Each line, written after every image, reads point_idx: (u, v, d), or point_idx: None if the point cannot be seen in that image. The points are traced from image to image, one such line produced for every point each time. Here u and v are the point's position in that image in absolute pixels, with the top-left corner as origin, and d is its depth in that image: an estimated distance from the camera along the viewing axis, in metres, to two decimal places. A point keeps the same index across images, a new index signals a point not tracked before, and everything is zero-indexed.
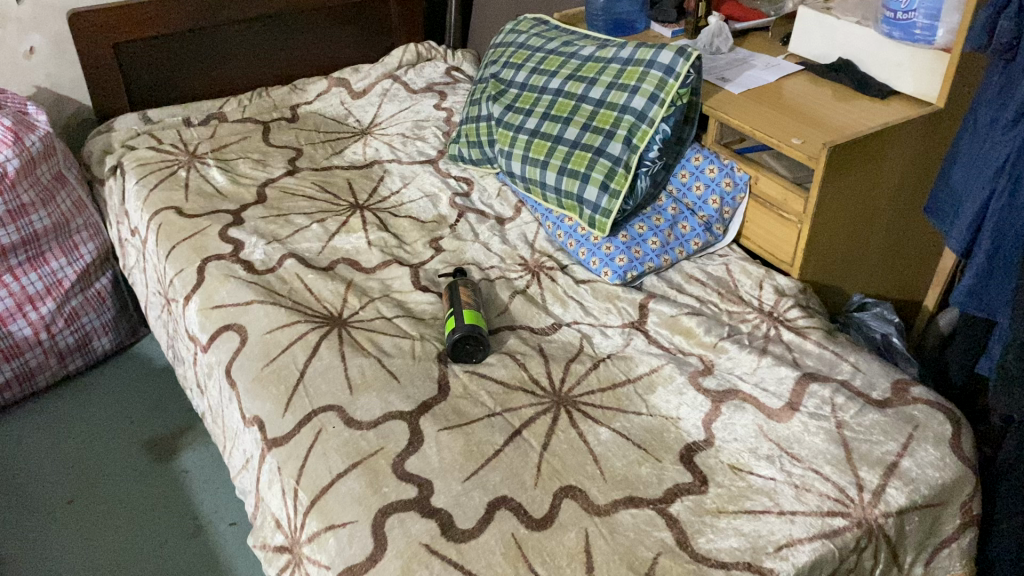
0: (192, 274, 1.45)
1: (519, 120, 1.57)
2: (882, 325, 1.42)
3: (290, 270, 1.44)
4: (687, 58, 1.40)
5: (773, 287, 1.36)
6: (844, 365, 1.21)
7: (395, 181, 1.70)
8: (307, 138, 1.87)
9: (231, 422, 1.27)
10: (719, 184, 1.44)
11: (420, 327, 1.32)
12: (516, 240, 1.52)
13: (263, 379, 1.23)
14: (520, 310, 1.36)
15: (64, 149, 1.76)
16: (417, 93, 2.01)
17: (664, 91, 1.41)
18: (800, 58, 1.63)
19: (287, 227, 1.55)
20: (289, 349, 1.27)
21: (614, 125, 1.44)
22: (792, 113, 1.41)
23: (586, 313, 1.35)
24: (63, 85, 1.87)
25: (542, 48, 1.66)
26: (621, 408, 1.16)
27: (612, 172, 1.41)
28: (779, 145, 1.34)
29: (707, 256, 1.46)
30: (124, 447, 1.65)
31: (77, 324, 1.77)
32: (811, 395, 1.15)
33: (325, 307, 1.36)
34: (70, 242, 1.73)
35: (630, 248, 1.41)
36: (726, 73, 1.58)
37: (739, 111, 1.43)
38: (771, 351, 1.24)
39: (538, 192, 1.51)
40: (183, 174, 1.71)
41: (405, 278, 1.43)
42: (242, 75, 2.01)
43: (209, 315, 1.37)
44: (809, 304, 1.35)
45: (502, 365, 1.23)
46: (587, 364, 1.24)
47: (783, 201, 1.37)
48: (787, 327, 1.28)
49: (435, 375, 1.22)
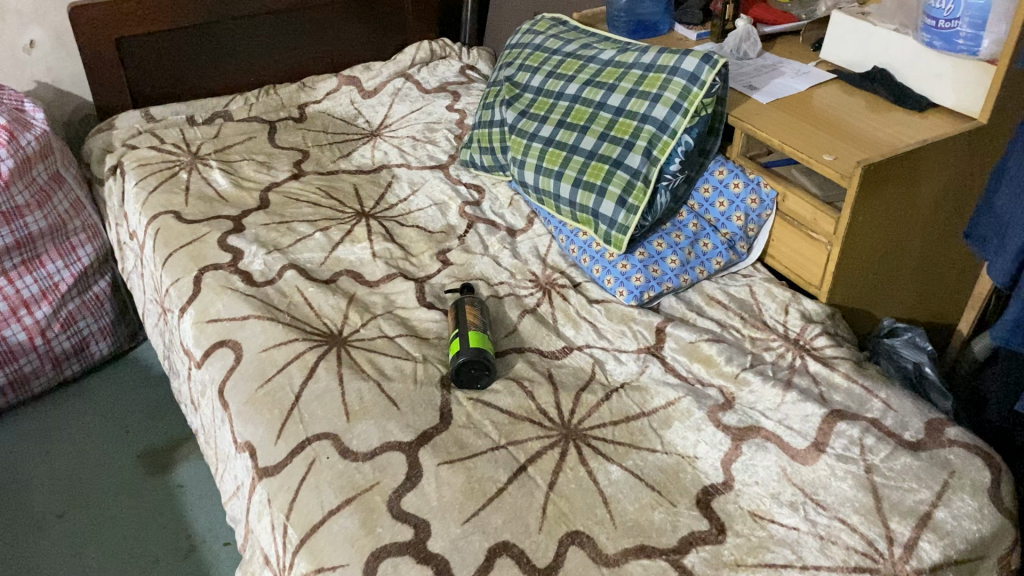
0: (188, 284, 1.39)
1: (533, 127, 1.49)
2: (914, 352, 1.32)
3: (290, 282, 1.37)
4: (713, 66, 1.31)
5: (799, 312, 1.28)
6: (874, 402, 1.13)
7: (404, 188, 1.63)
8: (314, 139, 1.80)
9: (223, 445, 1.21)
10: (744, 201, 1.36)
11: (424, 348, 1.25)
12: (527, 254, 1.45)
13: (257, 402, 1.17)
14: (530, 331, 1.28)
15: (63, 148, 1.71)
16: (430, 93, 1.94)
17: (688, 100, 1.33)
18: (832, 66, 1.54)
19: (289, 235, 1.48)
20: (285, 369, 1.20)
21: (633, 134, 1.37)
22: (823, 126, 1.33)
23: (599, 336, 1.28)
24: (64, 81, 1.82)
25: (560, 51, 1.58)
26: (634, 444, 1.08)
27: (630, 186, 1.33)
28: (810, 161, 1.25)
29: (729, 276, 1.38)
30: (119, 458, 1.60)
31: (74, 329, 1.71)
32: (839, 434, 1.07)
33: (324, 324, 1.29)
34: (67, 244, 1.68)
35: (647, 267, 1.33)
36: (754, 80, 1.49)
37: (767, 122, 1.35)
38: (796, 384, 1.16)
39: (552, 204, 1.44)
40: (184, 176, 1.65)
41: (409, 294, 1.36)
42: (251, 72, 1.95)
43: (204, 330, 1.31)
44: (837, 331, 1.27)
45: (509, 393, 1.16)
46: (599, 394, 1.16)
47: (813, 221, 1.29)
48: (814, 357, 1.20)
49: (438, 402, 1.15)
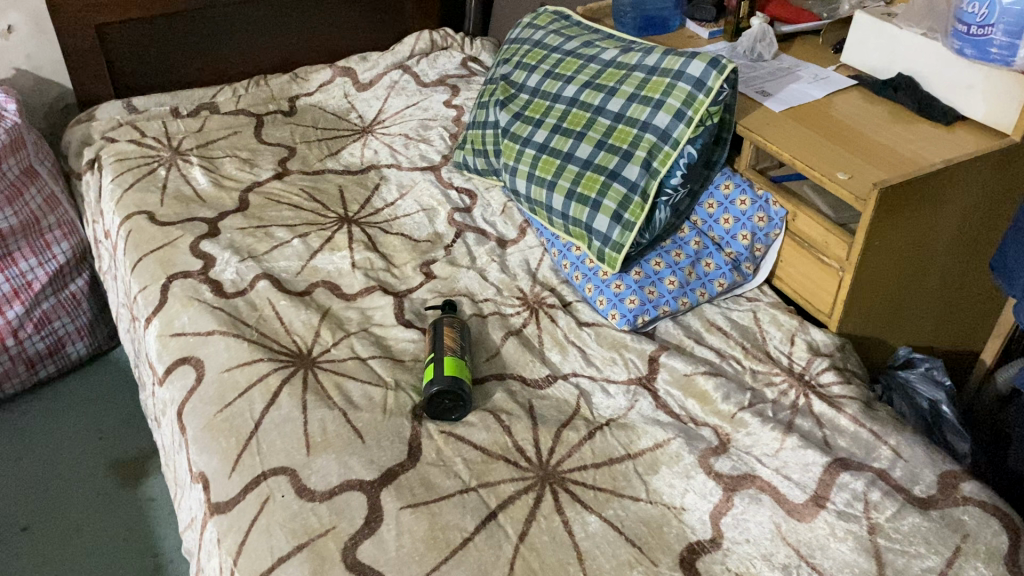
0: (155, 292, 1.31)
1: (528, 131, 1.39)
2: (930, 389, 1.23)
3: (262, 294, 1.28)
4: (720, 71, 1.21)
5: (806, 343, 1.18)
6: (882, 450, 1.03)
7: (392, 191, 1.54)
8: (302, 135, 1.71)
9: (181, 471, 1.13)
10: (750, 219, 1.26)
11: (397, 372, 1.16)
12: (517, 268, 1.36)
13: (214, 428, 1.09)
14: (513, 355, 1.19)
15: (37, 140, 1.64)
16: (428, 86, 1.84)
17: (692, 108, 1.22)
18: (854, 70, 1.43)
19: (265, 241, 1.40)
20: (247, 393, 1.12)
21: (632, 144, 1.26)
22: (840, 141, 1.22)
23: (588, 363, 1.18)
24: (44, 68, 1.74)
25: (560, 48, 1.47)
26: (616, 491, 0.99)
27: (627, 200, 1.23)
28: (822, 180, 1.15)
29: (732, 299, 1.28)
30: (89, 467, 1.54)
31: (49, 329, 1.65)
32: (841, 488, 0.97)
33: (293, 343, 1.20)
34: (40, 241, 1.61)
35: (642, 288, 1.23)
36: (767, 86, 1.38)
37: (778, 134, 1.24)
38: (798, 427, 1.06)
39: (544, 215, 1.34)
40: (162, 173, 1.57)
41: (387, 310, 1.27)
42: (240, 62, 1.86)
43: (167, 344, 1.23)
44: (847, 366, 1.17)
45: (484, 428, 1.07)
46: (581, 431, 1.07)
47: (824, 243, 1.19)
48: (818, 396, 1.10)
49: (406, 435, 1.07)
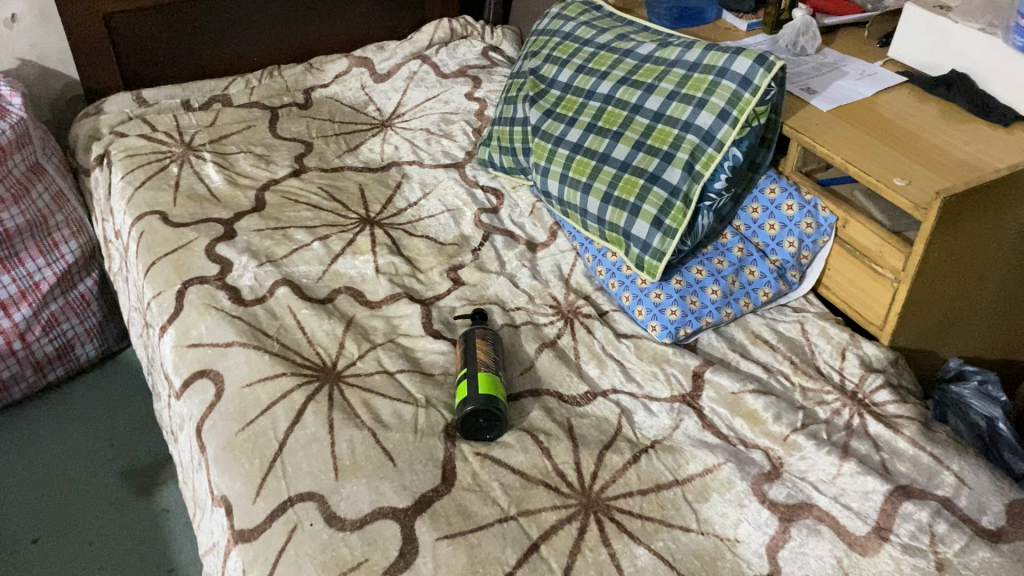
0: (170, 299, 1.24)
1: (560, 130, 1.32)
2: (986, 406, 1.14)
3: (282, 302, 1.22)
4: (769, 69, 1.14)
5: (858, 358, 1.12)
6: (945, 476, 0.97)
7: (415, 190, 1.47)
8: (318, 129, 1.65)
9: (201, 491, 1.08)
10: (798, 225, 1.19)
11: (427, 388, 1.10)
12: (548, 274, 1.29)
13: (236, 448, 1.03)
14: (548, 369, 1.13)
15: (44, 135, 1.57)
16: (448, 77, 1.78)
17: (738, 108, 1.16)
18: (902, 66, 1.36)
19: (284, 244, 1.34)
20: (270, 410, 1.06)
21: (673, 145, 1.19)
22: (894, 143, 1.15)
23: (628, 378, 1.12)
24: (49, 58, 1.66)
25: (592, 41, 1.40)
26: (665, 520, 0.93)
27: (668, 205, 1.17)
28: (878, 186, 1.09)
29: (777, 309, 1.22)
30: (100, 476, 1.48)
31: (57, 331, 1.59)
32: (904, 519, 0.92)
33: (317, 356, 1.14)
34: (48, 240, 1.55)
35: (684, 298, 1.17)
36: (813, 83, 1.31)
37: (828, 136, 1.18)
38: (854, 451, 1.00)
39: (577, 219, 1.27)
40: (175, 170, 1.50)
41: (415, 319, 1.21)
42: (252, 51, 1.79)
43: (184, 356, 1.17)
44: (901, 382, 1.11)
45: (522, 450, 1.01)
46: (625, 454, 1.01)
47: (877, 253, 1.12)
48: (874, 417, 1.04)
49: (440, 457, 1.01)
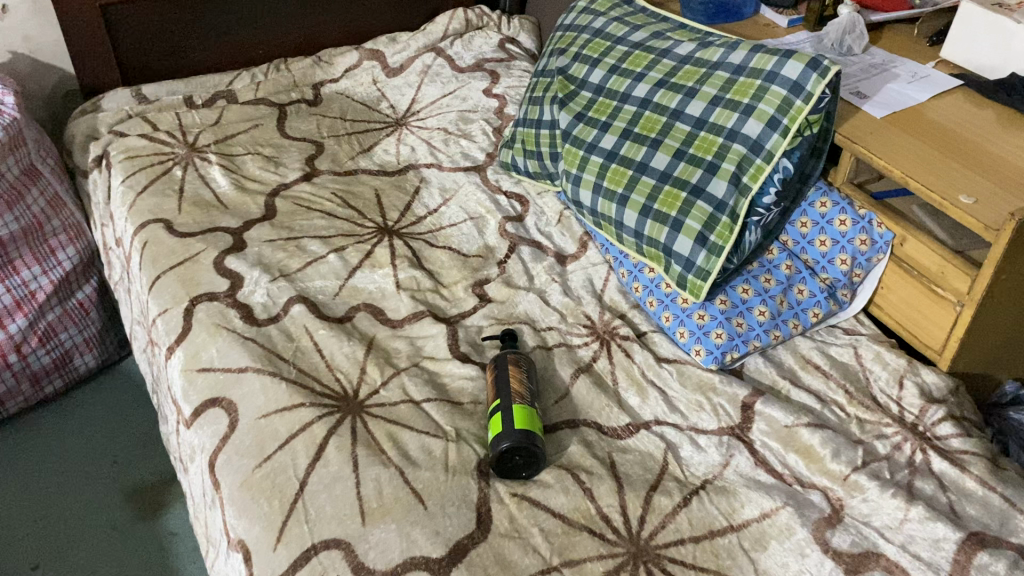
0: (178, 318, 1.16)
1: (592, 135, 1.24)
2: None
3: (298, 322, 1.15)
4: (822, 74, 1.05)
5: (917, 387, 1.05)
6: (1019, 521, 0.90)
7: (434, 196, 1.39)
8: (330, 127, 1.56)
9: (215, 530, 1.00)
10: (851, 241, 1.12)
11: (456, 419, 1.02)
12: (580, 290, 1.22)
13: (254, 487, 0.95)
14: (586, 397, 1.05)
15: (38, 136, 1.48)
16: (465, 72, 1.70)
17: (789, 116, 1.07)
18: (956, 67, 1.27)
19: (298, 256, 1.25)
20: (289, 444, 0.98)
21: (718, 155, 1.11)
22: (957, 155, 1.07)
23: (671, 408, 1.04)
24: (43, 51, 1.57)
25: (625, 40, 1.32)
26: (721, 572, 0.86)
27: (713, 220, 1.09)
28: (942, 204, 1.01)
29: (826, 330, 1.15)
30: (102, 497, 1.40)
31: (54, 342, 1.50)
32: (980, 571, 0.85)
33: (337, 383, 1.06)
34: (44, 247, 1.46)
35: (730, 320, 1.10)
36: (862, 86, 1.23)
37: (884, 147, 1.10)
38: (920, 492, 0.93)
39: (612, 231, 1.19)
40: (178, 173, 1.42)
41: (440, 340, 1.13)
42: (258, 44, 1.70)
43: (193, 381, 1.09)
44: (963, 414, 1.04)
45: (563, 491, 0.94)
46: (675, 497, 0.93)
47: (939, 274, 1.05)
48: (938, 453, 0.97)
49: (474, 499, 0.93)
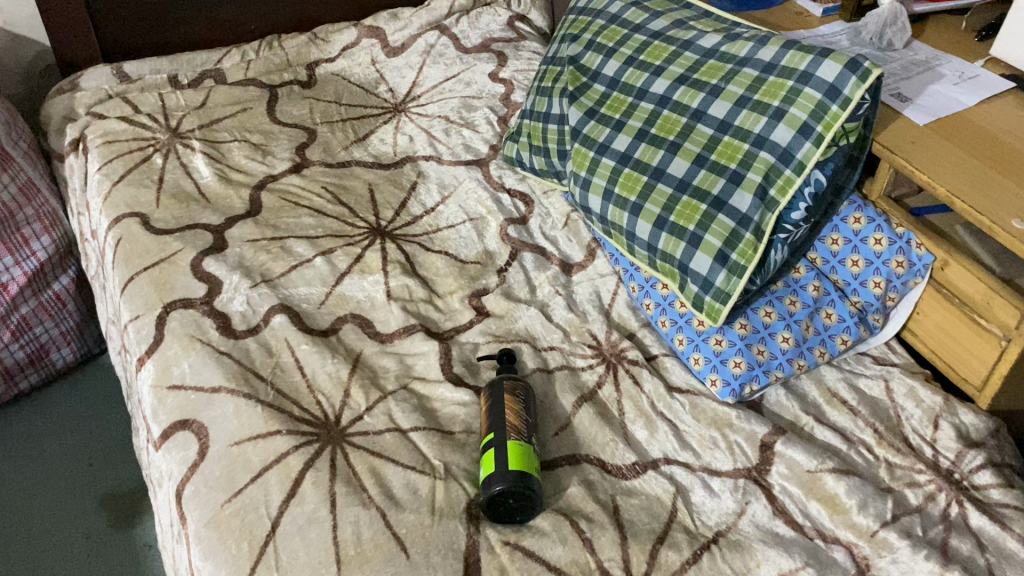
0: (149, 326, 1.07)
1: (605, 135, 1.14)
2: None
3: (278, 334, 1.05)
4: (863, 78, 0.94)
5: (954, 429, 0.95)
6: None
7: (432, 192, 1.29)
8: (323, 112, 1.46)
9: (181, 566, 0.92)
10: (886, 263, 1.02)
11: (445, 452, 0.94)
12: (586, 304, 1.12)
13: (221, 526, 0.87)
14: (589, 430, 0.96)
15: (9, 117, 1.38)
16: (470, 53, 1.59)
17: (823, 123, 0.96)
18: (1006, 66, 1.16)
19: (282, 258, 1.16)
20: (262, 477, 0.90)
21: (742, 163, 1.00)
22: (1009, 171, 0.96)
23: (683, 445, 0.95)
24: (18, 24, 1.47)
25: (644, 28, 1.21)
26: None
27: (735, 237, 0.98)
28: (991, 227, 0.90)
29: (855, 358, 1.05)
30: (76, 504, 1.32)
31: (29, 336, 1.42)
32: None
33: (318, 406, 0.97)
34: (16, 236, 1.37)
35: (750, 347, 1.00)
36: (903, 86, 1.12)
37: (928, 159, 0.99)
38: (956, 552, 0.84)
39: (622, 242, 1.09)
40: (159, 161, 1.32)
41: (431, 359, 1.04)
42: (251, 19, 1.59)
43: (163, 400, 1.00)
44: (1003, 460, 0.94)
45: (560, 540, 0.85)
46: (684, 551, 0.84)
47: (984, 304, 0.95)
48: (977, 507, 0.88)
49: (462, 547, 0.84)
